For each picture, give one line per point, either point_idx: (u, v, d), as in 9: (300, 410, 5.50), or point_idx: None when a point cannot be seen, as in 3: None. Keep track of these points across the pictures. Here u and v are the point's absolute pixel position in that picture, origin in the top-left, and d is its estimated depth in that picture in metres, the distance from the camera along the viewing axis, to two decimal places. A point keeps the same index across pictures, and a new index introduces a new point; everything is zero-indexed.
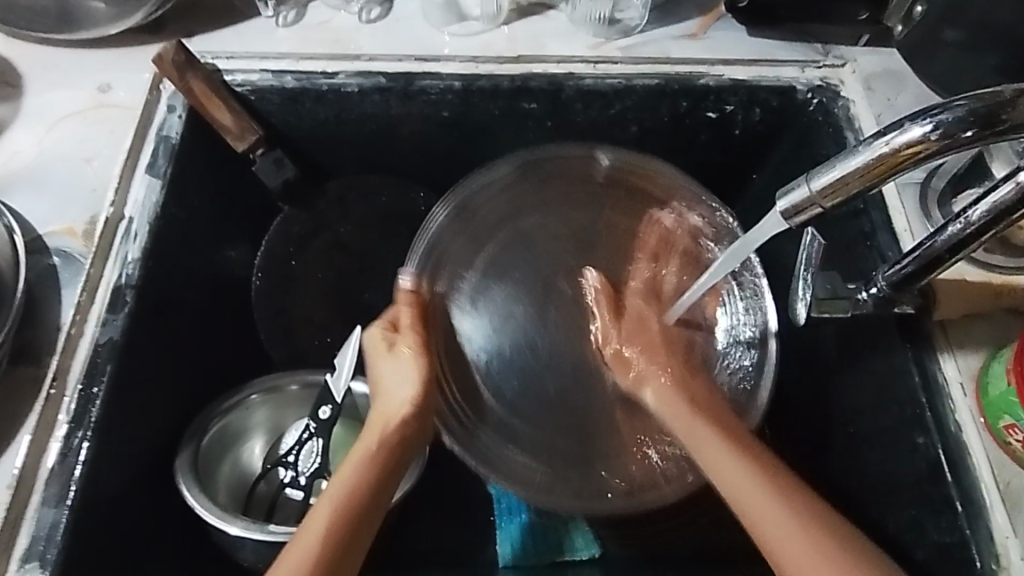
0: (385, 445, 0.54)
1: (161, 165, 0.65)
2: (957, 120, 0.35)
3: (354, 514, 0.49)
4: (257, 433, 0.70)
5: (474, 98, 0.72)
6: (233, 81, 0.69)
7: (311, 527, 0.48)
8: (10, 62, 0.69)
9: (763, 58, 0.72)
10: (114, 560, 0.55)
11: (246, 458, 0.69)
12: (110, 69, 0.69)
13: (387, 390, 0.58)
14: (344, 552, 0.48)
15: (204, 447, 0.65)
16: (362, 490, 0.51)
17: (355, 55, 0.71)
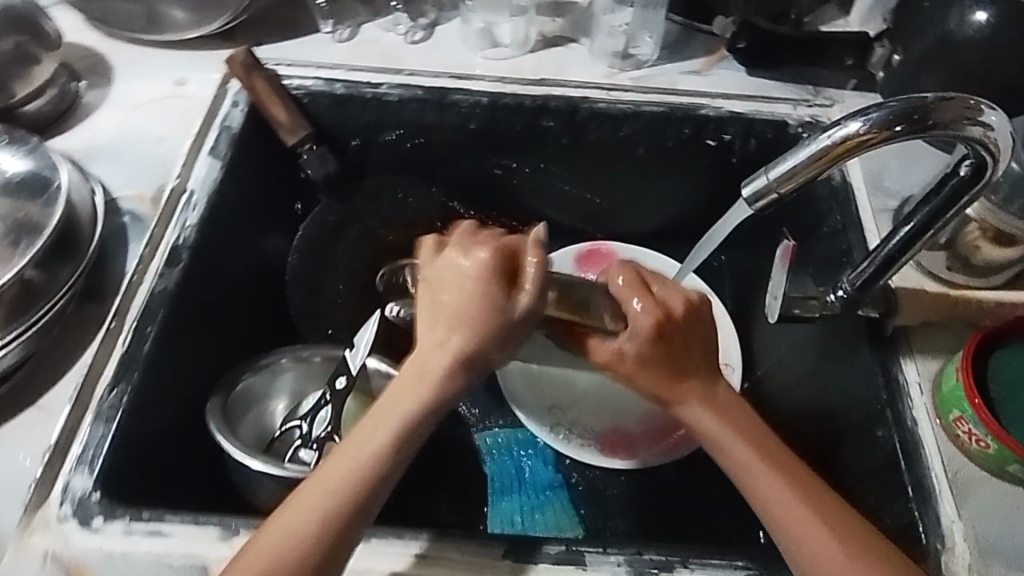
0: (451, 353, 0.50)
1: (222, 148, 0.75)
2: (885, 117, 0.43)
3: (403, 449, 0.50)
4: (278, 395, 0.76)
5: (500, 113, 0.81)
6: (291, 85, 0.80)
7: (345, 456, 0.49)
8: (105, 56, 0.81)
9: (759, 94, 0.81)
10: (149, 481, 0.61)
11: (268, 416, 0.75)
12: (188, 68, 0.80)
13: (455, 310, 0.51)
14: (369, 477, 0.48)
15: (231, 399, 0.72)
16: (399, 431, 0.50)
17: (399, 70, 0.81)
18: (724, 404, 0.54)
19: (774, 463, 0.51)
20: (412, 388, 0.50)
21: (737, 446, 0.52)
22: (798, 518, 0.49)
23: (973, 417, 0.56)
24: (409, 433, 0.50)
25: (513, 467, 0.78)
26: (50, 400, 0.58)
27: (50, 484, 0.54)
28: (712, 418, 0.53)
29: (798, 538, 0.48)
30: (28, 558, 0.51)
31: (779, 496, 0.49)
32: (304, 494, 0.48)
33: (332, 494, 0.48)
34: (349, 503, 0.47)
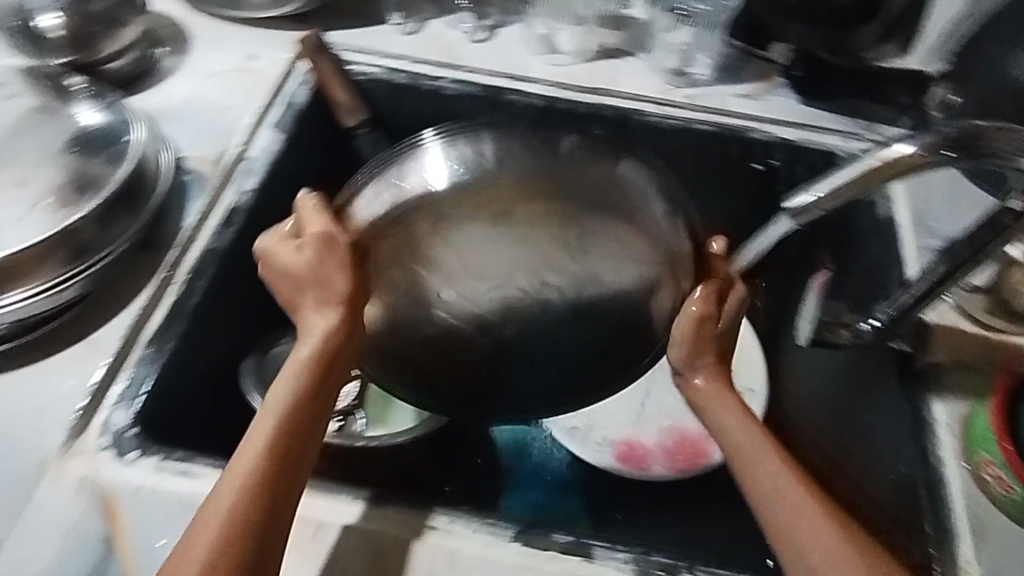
0: (338, 325, 0.50)
1: (284, 122, 0.78)
2: (933, 143, 0.44)
3: (291, 427, 0.48)
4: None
5: (552, 116, 0.82)
6: (355, 71, 0.82)
7: (257, 433, 0.47)
8: (185, 27, 0.85)
9: (812, 124, 0.82)
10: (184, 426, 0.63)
11: None
12: (261, 44, 0.84)
13: (326, 287, 0.51)
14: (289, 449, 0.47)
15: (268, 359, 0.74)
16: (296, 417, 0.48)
17: (459, 65, 0.84)
18: (721, 385, 0.54)
19: (764, 442, 0.51)
20: (313, 357, 0.50)
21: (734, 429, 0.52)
22: (783, 505, 0.47)
23: (1002, 462, 0.55)
24: (298, 416, 0.48)
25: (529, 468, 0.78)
26: (101, 339, 0.62)
27: (90, 416, 0.57)
28: (715, 399, 0.53)
29: (780, 519, 0.47)
30: (63, 482, 0.54)
31: (768, 470, 0.49)
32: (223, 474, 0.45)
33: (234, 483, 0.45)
34: (270, 473, 0.46)
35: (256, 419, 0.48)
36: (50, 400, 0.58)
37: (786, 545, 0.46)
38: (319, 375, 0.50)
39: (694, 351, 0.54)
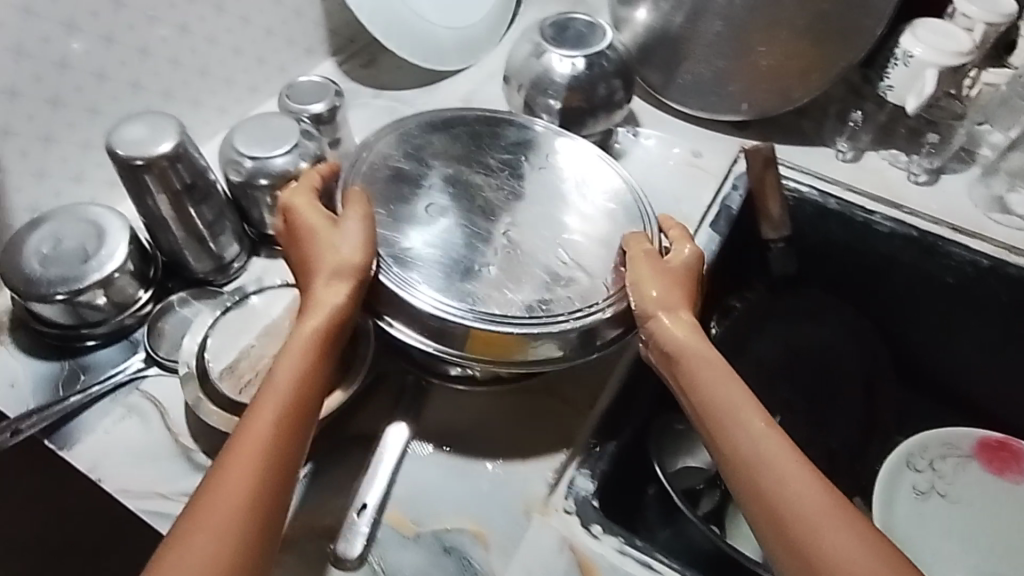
0: (341, 289, 0.55)
1: (721, 225, 0.80)
2: None
3: (276, 401, 0.50)
4: (695, 454, 0.78)
5: (990, 281, 0.79)
6: (787, 186, 0.83)
7: (272, 393, 0.51)
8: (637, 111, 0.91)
9: None
10: (620, 500, 0.65)
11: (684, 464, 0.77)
12: (703, 143, 0.87)
13: (310, 246, 0.57)
14: (304, 400, 0.51)
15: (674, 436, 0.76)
16: (277, 379, 0.51)
17: (898, 204, 0.82)
18: (692, 330, 0.58)
19: (723, 389, 0.55)
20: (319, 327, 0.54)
21: (752, 444, 0.52)
22: (818, 523, 0.49)
23: None
24: (295, 398, 0.51)
25: None
26: (575, 399, 0.65)
27: (567, 473, 0.60)
28: (679, 342, 0.57)
29: (836, 556, 0.47)
30: (544, 536, 0.56)
31: (746, 432, 0.53)
32: (242, 435, 0.49)
33: (249, 444, 0.48)
34: (292, 423, 0.50)
35: (257, 400, 0.51)
36: (530, 447, 0.61)
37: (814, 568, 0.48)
38: (322, 339, 0.54)
39: (672, 300, 0.60)
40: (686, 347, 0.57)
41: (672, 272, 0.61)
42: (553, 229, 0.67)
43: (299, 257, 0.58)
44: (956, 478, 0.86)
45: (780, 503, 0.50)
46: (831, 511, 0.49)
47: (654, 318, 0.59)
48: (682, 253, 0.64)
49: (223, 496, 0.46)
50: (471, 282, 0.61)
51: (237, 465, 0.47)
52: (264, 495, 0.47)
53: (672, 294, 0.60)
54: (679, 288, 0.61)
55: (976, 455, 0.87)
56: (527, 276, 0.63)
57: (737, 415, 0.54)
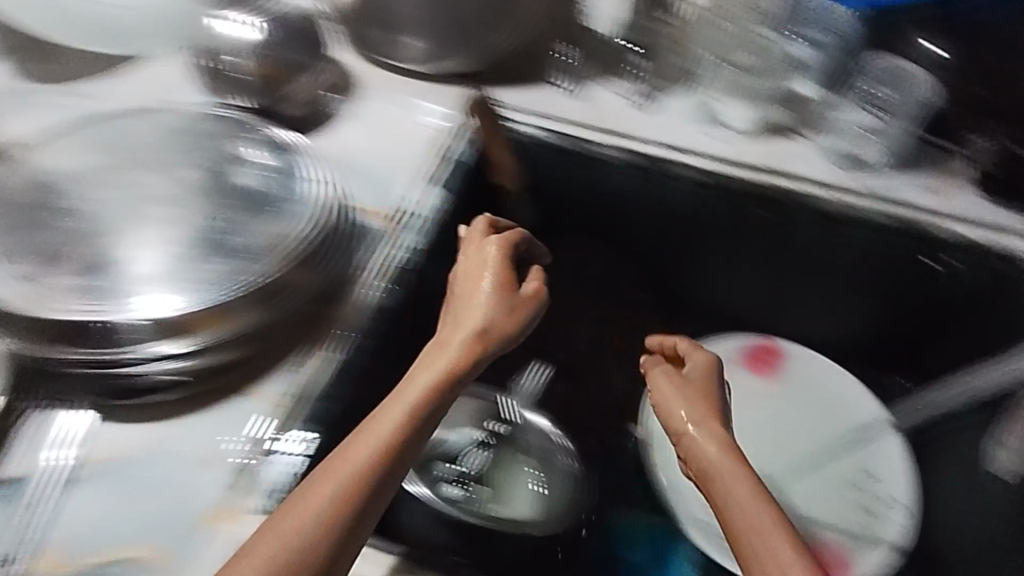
0: (459, 358, 0.56)
1: (447, 179, 0.77)
2: None
3: (397, 441, 0.50)
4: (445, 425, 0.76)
5: (713, 196, 0.81)
6: (517, 129, 0.82)
7: (377, 424, 0.51)
8: (353, 69, 0.85)
9: (999, 229, 0.76)
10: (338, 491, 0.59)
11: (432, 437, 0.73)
12: (424, 96, 0.83)
13: (467, 312, 0.59)
14: (404, 448, 0.50)
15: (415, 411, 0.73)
16: (386, 418, 0.51)
17: (623, 135, 0.83)
18: (723, 448, 0.55)
19: (724, 459, 0.54)
20: (433, 381, 0.54)
21: (727, 496, 0.51)
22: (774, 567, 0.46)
23: None
24: (399, 433, 0.50)
25: (648, 552, 0.74)
26: (272, 389, 0.61)
27: (257, 469, 0.56)
28: (707, 454, 0.55)
29: None
30: (225, 543, 0.52)
31: (711, 478, 0.54)
32: (341, 452, 0.49)
33: (344, 467, 0.48)
34: (386, 471, 0.49)
35: (370, 422, 0.51)
36: (219, 452, 0.56)
37: None
38: (428, 398, 0.53)
39: (698, 414, 0.58)
40: (710, 446, 0.55)
41: (697, 381, 0.62)
42: (244, 207, 0.67)
43: (445, 328, 0.59)
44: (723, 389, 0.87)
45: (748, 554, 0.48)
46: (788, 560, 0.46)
47: (682, 432, 0.58)
48: (715, 371, 0.63)
49: (304, 511, 0.46)
50: (158, 267, 0.61)
51: (306, 504, 0.46)
52: (329, 538, 0.45)
53: (688, 392, 0.60)
54: (705, 389, 0.61)
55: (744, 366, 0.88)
56: (215, 255, 0.63)
57: (768, 490, 0.51)
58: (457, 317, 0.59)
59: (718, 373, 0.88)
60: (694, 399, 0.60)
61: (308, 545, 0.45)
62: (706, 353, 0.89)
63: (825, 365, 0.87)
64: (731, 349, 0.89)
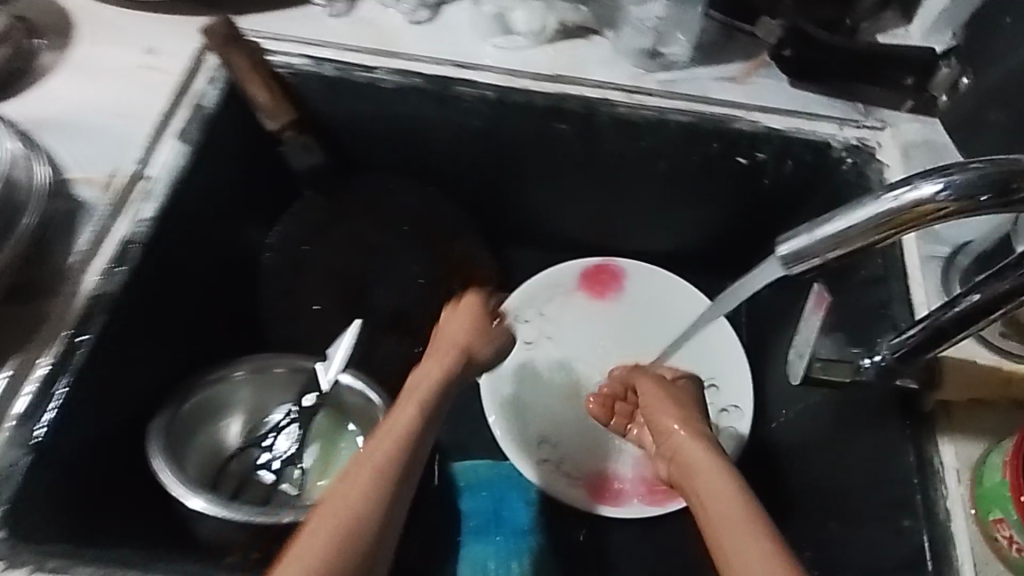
0: (453, 375, 0.54)
1: (192, 130, 0.67)
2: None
3: (408, 455, 0.47)
4: (238, 411, 0.70)
5: (507, 112, 0.74)
6: (275, 62, 0.72)
7: (389, 436, 0.47)
8: (73, 13, 0.72)
9: (801, 112, 0.72)
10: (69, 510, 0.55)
11: (222, 435, 0.69)
12: (160, 34, 0.71)
13: (445, 330, 0.58)
14: (416, 459, 0.47)
15: (184, 412, 0.66)
16: (414, 437, 0.48)
17: (396, 53, 0.74)
18: (704, 446, 0.58)
19: (706, 454, 0.56)
20: (432, 396, 0.52)
21: (710, 485, 0.52)
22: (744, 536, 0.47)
23: (1017, 522, 0.48)
24: (410, 445, 0.47)
25: (484, 498, 0.74)
26: None
27: None
28: (694, 455, 0.57)
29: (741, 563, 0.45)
30: None
31: (699, 474, 0.55)
32: (360, 461, 0.45)
33: (367, 482, 0.43)
34: (402, 476, 0.45)
35: (372, 438, 0.47)
36: None
37: None
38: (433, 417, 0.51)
39: (680, 418, 0.61)
40: (691, 443, 0.58)
41: (688, 391, 0.66)
42: None
43: (449, 345, 0.56)
44: (562, 318, 0.86)
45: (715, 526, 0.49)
46: (746, 520, 0.48)
47: (669, 436, 0.61)
48: (692, 384, 0.69)
49: (340, 527, 0.41)
50: None
51: (332, 517, 0.41)
52: (351, 555, 0.40)
53: (683, 399, 0.65)
54: (677, 393, 0.66)
55: (584, 292, 0.86)
56: None
57: (723, 470, 0.54)
58: (444, 335, 0.57)
59: (558, 304, 0.86)
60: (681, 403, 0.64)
61: (368, 516, 0.42)
62: (546, 285, 0.86)
63: (661, 276, 0.86)
64: (569, 274, 0.86)
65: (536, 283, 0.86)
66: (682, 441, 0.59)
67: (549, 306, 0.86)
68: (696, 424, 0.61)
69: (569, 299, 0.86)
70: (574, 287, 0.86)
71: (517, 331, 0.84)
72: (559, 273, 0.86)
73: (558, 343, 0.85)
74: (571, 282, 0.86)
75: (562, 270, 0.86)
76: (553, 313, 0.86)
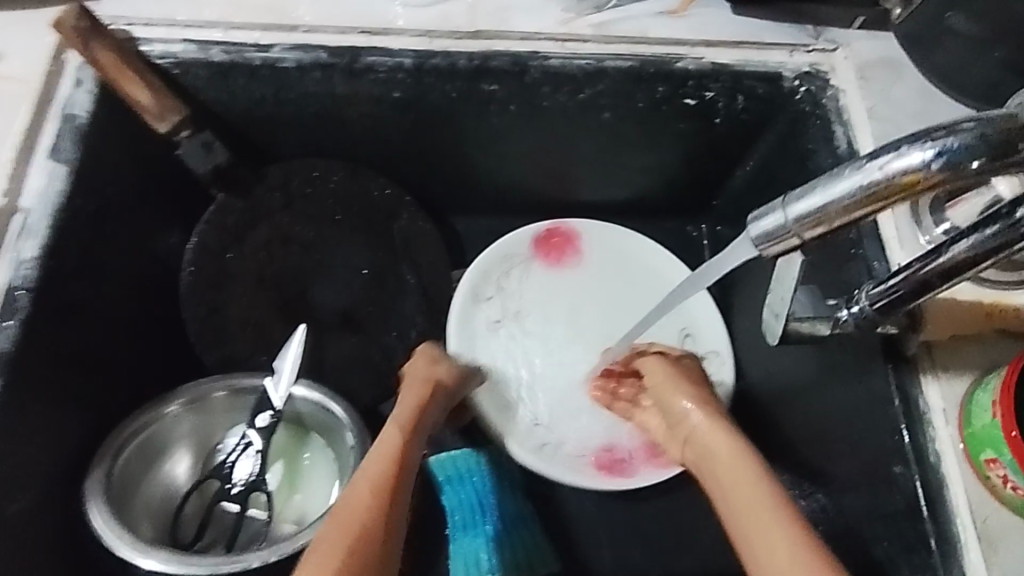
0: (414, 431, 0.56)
1: (67, 148, 0.57)
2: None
3: (380, 506, 0.46)
4: (184, 445, 0.64)
5: (428, 78, 0.66)
6: (152, 53, 0.62)
7: (358, 494, 0.47)
8: None
9: (748, 40, 0.66)
10: None
11: (171, 474, 0.63)
12: (5, 33, 0.60)
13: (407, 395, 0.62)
14: (386, 509, 0.46)
15: (121, 467, 0.59)
16: (379, 491, 0.47)
17: (292, 26, 0.64)
18: (718, 425, 0.56)
19: (720, 436, 0.54)
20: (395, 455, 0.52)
21: (728, 471, 0.51)
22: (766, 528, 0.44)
23: (1012, 462, 0.47)
24: (380, 498, 0.47)
25: (467, 491, 0.71)
26: None
27: None
28: (709, 439, 0.55)
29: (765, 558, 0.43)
30: None
31: (717, 459, 0.53)
32: (331, 525, 0.44)
33: (341, 543, 0.43)
34: (375, 531, 0.44)
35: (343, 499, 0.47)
36: None
37: None
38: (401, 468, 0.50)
39: (692, 398, 0.59)
40: (705, 423, 0.56)
41: (693, 368, 0.64)
42: None
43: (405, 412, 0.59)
44: (523, 290, 0.79)
45: (738, 511, 0.47)
46: (768, 510, 0.45)
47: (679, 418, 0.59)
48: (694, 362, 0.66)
49: None
50: None
51: None
52: None
53: (691, 377, 0.63)
54: (683, 370, 0.64)
55: (541, 258, 0.79)
56: None
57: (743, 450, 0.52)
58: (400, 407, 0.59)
59: (516, 275, 0.79)
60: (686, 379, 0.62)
61: (371, 526, 0.44)
62: (501, 256, 0.78)
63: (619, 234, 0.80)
64: (522, 242, 0.79)
65: (490, 256, 0.78)
66: (693, 424, 0.57)
67: (506, 279, 0.78)
68: (708, 402, 0.59)
69: (527, 269, 0.79)
70: (530, 254, 0.79)
71: (479, 312, 0.77)
72: (513, 241, 0.78)
73: (524, 318, 0.78)
74: (527, 250, 0.79)
75: (515, 237, 0.79)
76: (513, 286, 0.78)
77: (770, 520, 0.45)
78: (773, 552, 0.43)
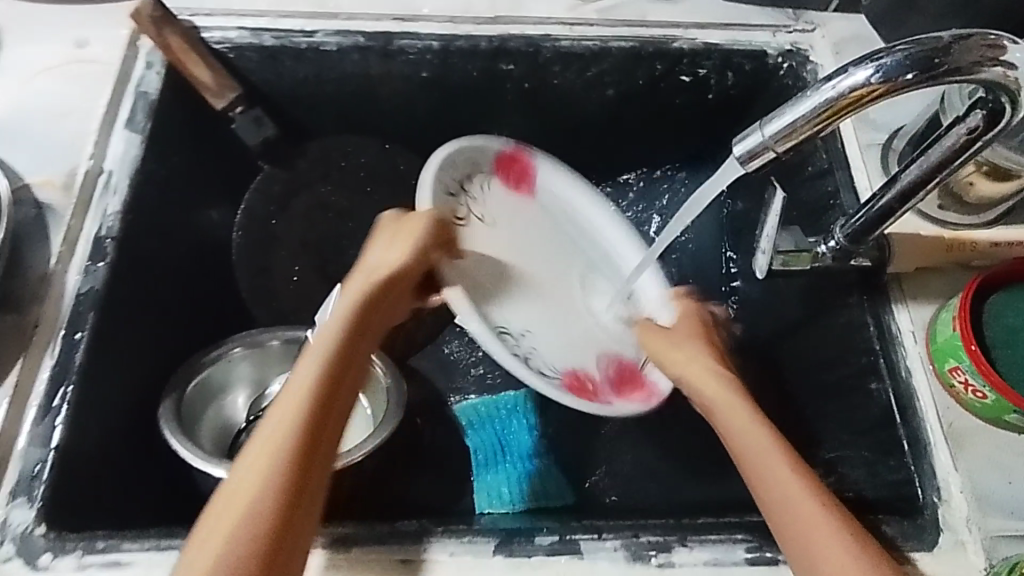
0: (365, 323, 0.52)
1: (140, 119, 0.65)
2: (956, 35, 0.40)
3: (304, 419, 0.43)
4: (240, 386, 0.70)
5: (453, 58, 0.74)
6: (212, 39, 0.70)
7: (291, 404, 0.44)
8: None
9: (736, 23, 0.75)
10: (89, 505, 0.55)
11: (230, 409, 0.69)
12: (87, 25, 0.69)
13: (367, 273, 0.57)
14: (317, 421, 0.44)
15: (187, 398, 0.66)
16: (311, 400, 0.44)
17: (333, 14, 0.73)
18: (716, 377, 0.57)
19: (718, 385, 0.56)
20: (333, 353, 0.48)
21: (735, 423, 0.53)
22: (786, 490, 0.48)
23: (970, 367, 0.54)
24: (314, 408, 0.44)
25: (489, 433, 0.78)
26: None
27: None
28: (708, 391, 0.56)
29: (793, 520, 0.46)
30: None
31: (720, 409, 0.54)
32: (252, 451, 0.42)
33: (258, 471, 0.41)
34: (295, 453, 0.42)
35: (273, 411, 0.44)
36: None
37: (786, 540, 0.46)
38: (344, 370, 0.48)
39: (688, 353, 0.60)
40: (701, 373, 0.58)
41: (692, 321, 0.64)
42: None
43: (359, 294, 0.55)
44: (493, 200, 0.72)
45: (753, 465, 0.50)
46: (786, 470, 0.49)
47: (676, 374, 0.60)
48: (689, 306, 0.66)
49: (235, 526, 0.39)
50: None
51: (229, 516, 0.40)
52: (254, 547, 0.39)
53: (690, 332, 0.63)
54: (683, 326, 0.63)
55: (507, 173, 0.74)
56: None
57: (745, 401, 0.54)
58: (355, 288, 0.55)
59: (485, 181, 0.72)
60: (684, 335, 0.63)
61: (292, 442, 0.42)
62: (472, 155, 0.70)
63: (611, 200, 0.87)
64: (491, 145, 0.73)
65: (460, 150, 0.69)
66: (692, 380, 0.58)
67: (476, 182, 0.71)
68: (703, 352, 0.60)
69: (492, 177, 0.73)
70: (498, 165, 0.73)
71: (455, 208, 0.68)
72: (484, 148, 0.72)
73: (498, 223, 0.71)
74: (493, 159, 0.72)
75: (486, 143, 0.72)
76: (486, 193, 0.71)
77: (789, 484, 0.48)
78: (796, 512, 0.47)
